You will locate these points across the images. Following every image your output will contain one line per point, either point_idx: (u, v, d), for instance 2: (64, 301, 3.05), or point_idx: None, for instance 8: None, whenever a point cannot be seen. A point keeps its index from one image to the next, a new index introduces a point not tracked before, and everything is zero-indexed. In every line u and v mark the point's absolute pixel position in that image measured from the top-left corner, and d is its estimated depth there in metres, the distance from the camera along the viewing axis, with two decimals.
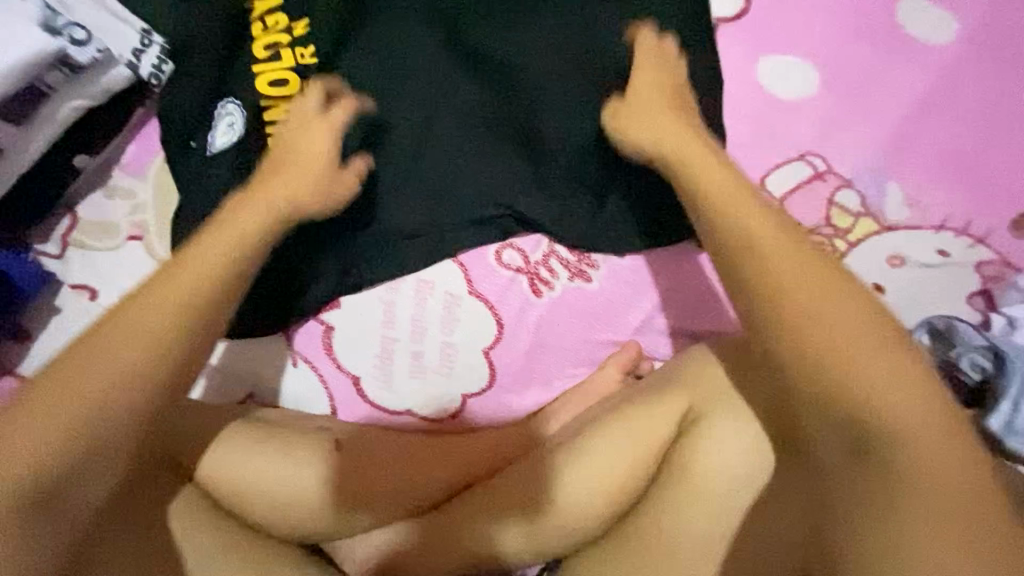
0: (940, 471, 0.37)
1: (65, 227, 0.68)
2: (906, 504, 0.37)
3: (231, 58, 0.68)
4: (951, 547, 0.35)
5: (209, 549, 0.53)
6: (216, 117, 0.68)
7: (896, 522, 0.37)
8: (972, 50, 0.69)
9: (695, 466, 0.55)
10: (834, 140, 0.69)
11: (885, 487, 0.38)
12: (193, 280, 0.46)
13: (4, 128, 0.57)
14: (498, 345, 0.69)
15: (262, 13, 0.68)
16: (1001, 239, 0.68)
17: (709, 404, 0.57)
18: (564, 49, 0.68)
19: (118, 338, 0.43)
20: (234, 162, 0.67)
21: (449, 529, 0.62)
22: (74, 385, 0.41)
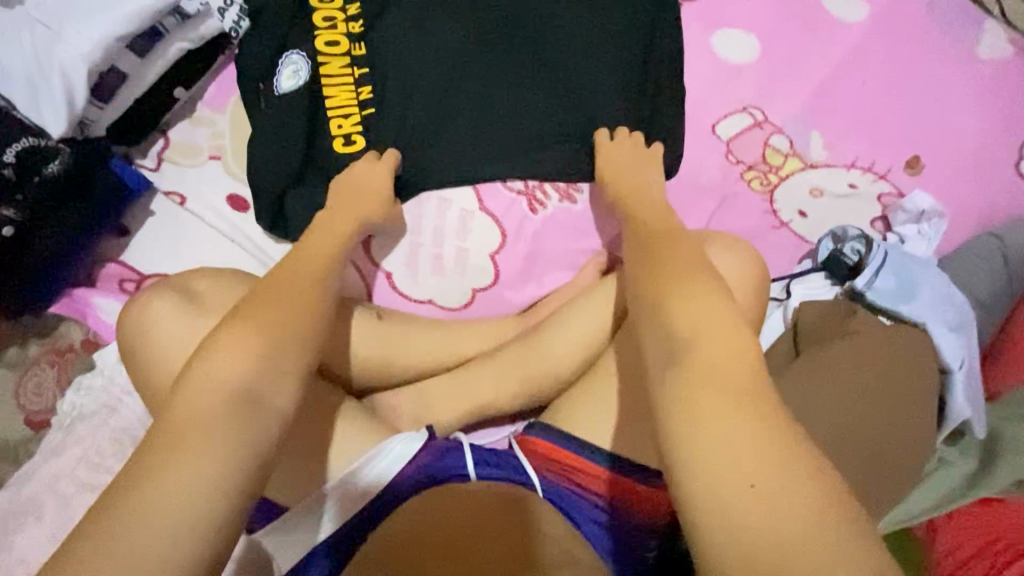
0: (720, 357, 0.45)
1: (160, 147, 0.86)
2: (701, 387, 0.44)
3: (296, 19, 0.86)
4: (737, 412, 0.42)
5: None
6: (282, 65, 0.85)
7: (696, 401, 0.43)
8: (872, 31, 0.89)
9: None
10: (768, 96, 0.88)
11: (689, 380, 0.45)
12: (302, 262, 0.65)
13: (131, 58, 0.74)
14: (502, 251, 0.87)
15: None
16: (899, 176, 0.86)
17: None
18: (559, 21, 0.88)
19: (259, 288, 0.59)
20: (297, 99, 0.84)
21: (460, 385, 0.81)
22: (257, 323, 0.54)
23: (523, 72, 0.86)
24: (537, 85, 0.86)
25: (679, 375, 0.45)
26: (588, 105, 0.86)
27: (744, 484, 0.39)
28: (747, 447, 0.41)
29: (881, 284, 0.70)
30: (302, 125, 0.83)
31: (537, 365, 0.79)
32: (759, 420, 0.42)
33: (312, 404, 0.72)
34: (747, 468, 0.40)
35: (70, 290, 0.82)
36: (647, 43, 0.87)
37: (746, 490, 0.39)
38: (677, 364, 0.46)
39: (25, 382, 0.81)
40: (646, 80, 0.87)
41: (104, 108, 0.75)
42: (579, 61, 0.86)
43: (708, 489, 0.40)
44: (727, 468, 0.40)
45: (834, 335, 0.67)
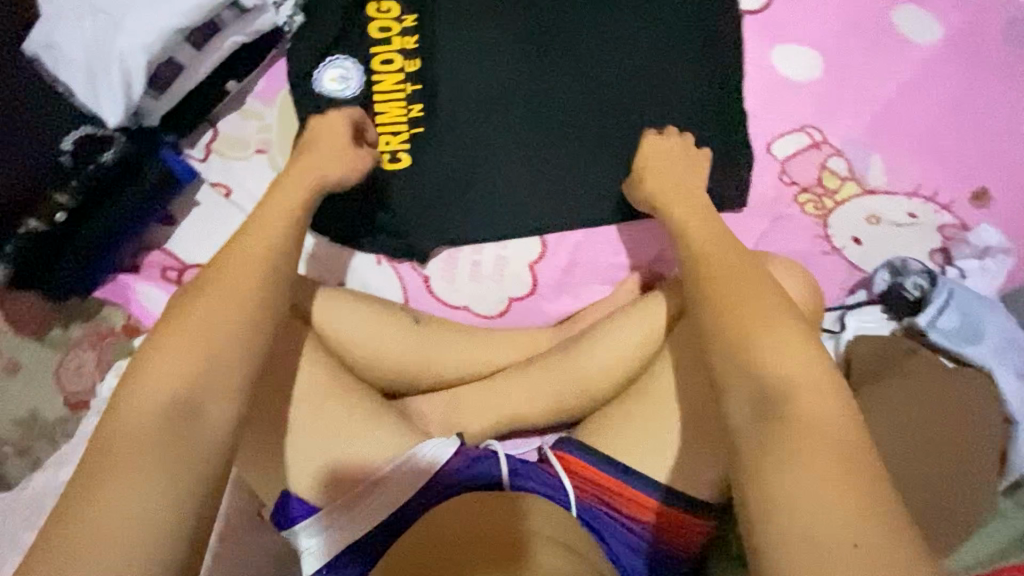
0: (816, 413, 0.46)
1: (208, 138, 0.86)
2: (796, 443, 0.45)
3: (349, 25, 0.86)
4: (833, 473, 0.43)
5: (324, 379, 0.73)
6: (332, 69, 0.85)
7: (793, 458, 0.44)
8: (945, 53, 0.85)
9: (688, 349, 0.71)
10: (828, 116, 0.85)
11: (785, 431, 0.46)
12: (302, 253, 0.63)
13: (187, 49, 0.74)
14: (541, 261, 0.86)
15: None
16: (963, 207, 0.82)
17: None
18: (611, 34, 0.87)
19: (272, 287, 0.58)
20: (345, 108, 0.85)
21: (494, 393, 0.80)
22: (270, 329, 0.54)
23: (575, 89, 0.86)
24: (589, 102, 0.86)
25: (766, 438, 0.46)
26: (639, 124, 0.85)
27: (848, 541, 0.40)
28: (839, 501, 0.41)
29: (944, 323, 0.66)
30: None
31: (574, 379, 0.77)
32: (858, 483, 0.42)
33: (346, 404, 0.72)
34: (850, 527, 0.40)
35: (115, 275, 0.84)
36: (701, 59, 0.85)
37: (850, 547, 0.40)
38: (769, 417, 0.47)
39: (66, 363, 0.83)
40: (700, 97, 0.85)
41: (159, 99, 0.75)
42: (631, 78, 0.86)
43: (810, 543, 0.41)
44: (823, 524, 0.41)
45: (890, 374, 0.65)
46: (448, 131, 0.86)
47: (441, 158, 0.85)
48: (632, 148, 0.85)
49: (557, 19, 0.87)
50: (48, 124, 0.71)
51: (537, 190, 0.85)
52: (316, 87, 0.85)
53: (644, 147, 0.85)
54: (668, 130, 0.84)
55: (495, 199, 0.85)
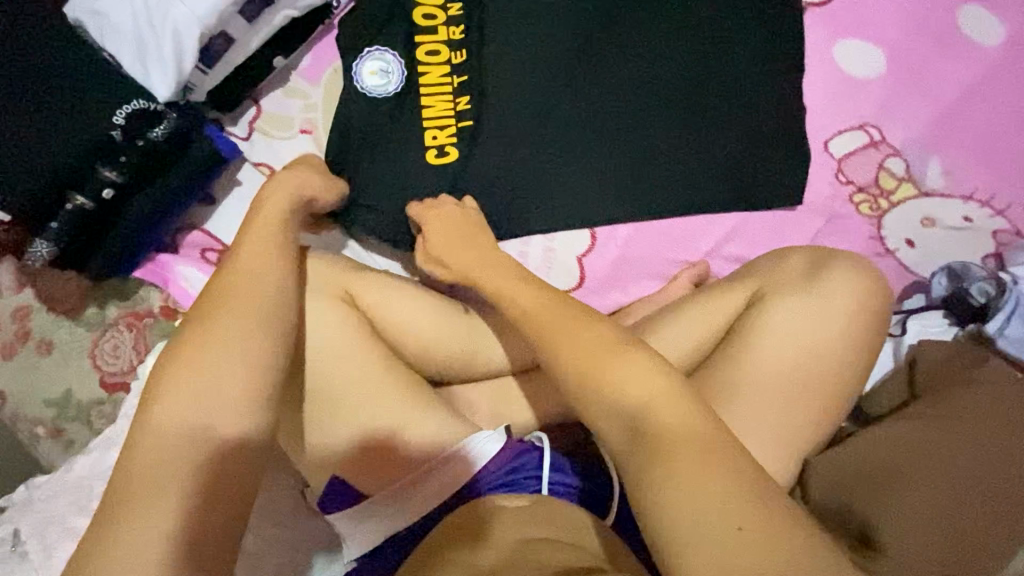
0: (677, 426, 0.47)
1: (252, 115, 0.83)
2: (666, 458, 0.45)
3: (393, 11, 0.84)
4: (706, 470, 0.44)
5: (374, 368, 0.72)
6: (370, 60, 0.83)
7: (663, 472, 0.45)
8: (1012, 53, 0.83)
9: None
10: (889, 115, 0.83)
11: (654, 455, 0.46)
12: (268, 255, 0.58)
13: (240, 22, 0.71)
14: (591, 253, 0.85)
15: None
16: (1017, 213, 0.82)
17: (773, 291, 0.68)
18: (673, 21, 0.84)
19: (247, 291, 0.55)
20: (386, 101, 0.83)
21: (539, 386, 0.79)
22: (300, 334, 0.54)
23: (633, 77, 0.84)
24: (647, 91, 0.83)
25: (644, 465, 0.46)
26: (697, 115, 0.83)
27: (732, 528, 0.42)
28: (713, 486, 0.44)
29: (1012, 331, 0.69)
30: (401, 125, 0.82)
31: None
32: (732, 476, 0.44)
33: (393, 396, 0.71)
34: (730, 514, 0.42)
35: (153, 255, 0.81)
36: (764, 49, 0.83)
37: (734, 533, 0.42)
38: (642, 448, 0.47)
39: (101, 343, 0.81)
40: (760, 90, 0.83)
41: (208, 74, 0.72)
42: (691, 67, 0.83)
43: (704, 541, 0.42)
44: (708, 516, 0.42)
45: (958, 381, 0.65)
46: (500, 115, 0.83)
47: (493, 144, 0.83)
48: (690, 139, 0.83)
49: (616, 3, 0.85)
50: (96, 96, 0.67)
51: (591, 180, 0.83)
52: (358, 79, 0.82)
53: (701, 139, 0.83)
54: (725, 123, 0.83)
55: (548, 188, 0.83)
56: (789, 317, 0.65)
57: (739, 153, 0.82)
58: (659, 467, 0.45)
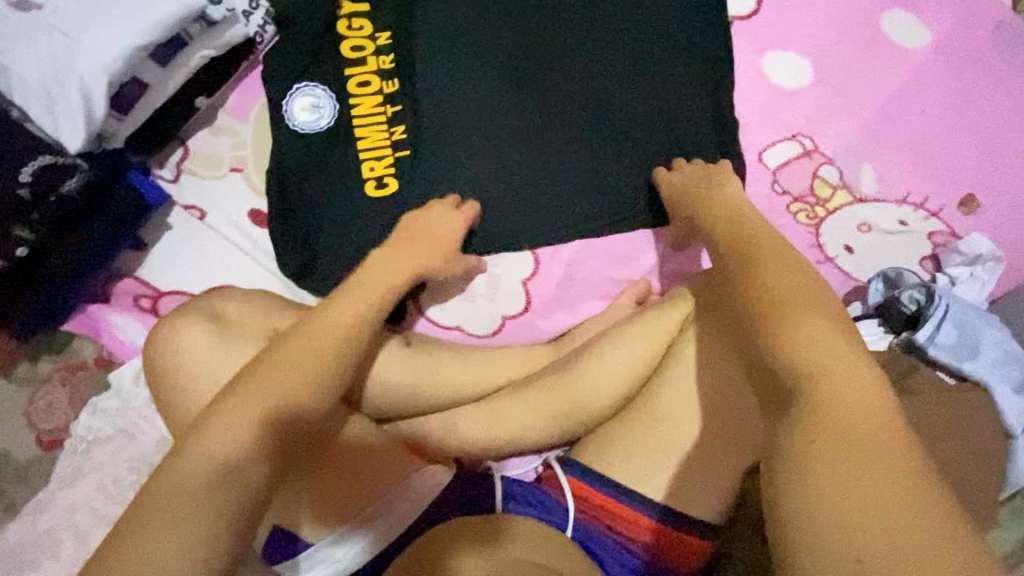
0: (854, 411, 0.41)
1: (179, 156, 0.81)
2: (815, 442, 0.40)
3: (320, 43, 0.82)
4: (851, 470, 0.39)
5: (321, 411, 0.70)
6: (299, 93, 0.82)
7: (803, 457, 0.40)
8: (936, 53, 0.84)
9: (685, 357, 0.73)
10: (820, 124, 0.84)
11: (808, 432, 0.41)
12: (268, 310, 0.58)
13: (152, 67, 0.69)
14: (535, 277, 0.84)
15: (350, 15, 0.83)
16: (952, 214, 0.83)
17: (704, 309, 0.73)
18: (598, 36, 0.84)
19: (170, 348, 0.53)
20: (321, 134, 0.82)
21: (489, 416, 0.77)
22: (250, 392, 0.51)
23: (563, 95, 0.83)
24: (581, 111, 0.83)
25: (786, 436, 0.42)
26: (632, 133, 0.83)
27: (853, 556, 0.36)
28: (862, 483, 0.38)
29: (942, 338, 0.65)
30: (337, 163, 0.81)
31: (570, 400, 0.75)
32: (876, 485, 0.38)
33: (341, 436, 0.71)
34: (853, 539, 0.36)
35: (83, 306, 0.79)
36: (695, 64, 0.83)
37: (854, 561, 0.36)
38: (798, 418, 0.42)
39: (36, 400, 0.78)
40: (692, 104, 0.83)
41: (123, 121, 0.71)
42: (622, 82, 0.83)
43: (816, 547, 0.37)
44: (824, 525, 0.37)
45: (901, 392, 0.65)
46: (431, 141, 0.82)
47: (426, 171, 0.82)
48: (623, 155, 0.83)
49: (548, 25, 0.84)
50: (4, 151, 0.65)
51: (528, 201, 0.82)
52: (291, 121, 0.81)
53: (635, 154, 0.83)
54: (658, 137, 0.83)
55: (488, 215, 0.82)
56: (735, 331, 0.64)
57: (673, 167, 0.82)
58: (801, 447, 0.41)
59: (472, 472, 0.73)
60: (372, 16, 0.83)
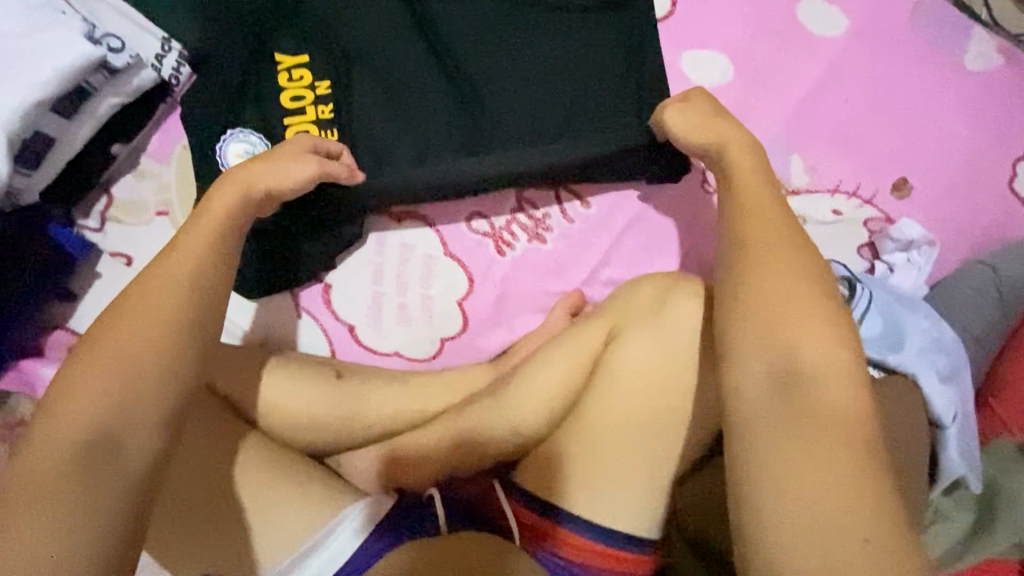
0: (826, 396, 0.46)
1: (103, 205, 0.81)
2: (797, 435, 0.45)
3: (245, 86, 0.80)
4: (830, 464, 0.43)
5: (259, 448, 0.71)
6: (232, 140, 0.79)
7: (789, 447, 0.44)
8: (864, 47, 0.83)
9: (618, 369, 0.71)
10: (746, 119, 0.83)
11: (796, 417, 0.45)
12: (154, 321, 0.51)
13: (56, 119, 0.70)
14: (469, 296, 0.83)
15: (289, 66, 0.81)
16: (885, 199, 0.81)
17: (627, 323, 0.73)
18: (512, 38, 0.82)
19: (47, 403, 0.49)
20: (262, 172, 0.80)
21: (427, 443, 0.76)
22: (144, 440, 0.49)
23: (482, 100, 0.81)
24: (501, 113, 0.81)
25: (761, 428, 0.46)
26: (550, 110, 0.81)
27: (859, 539, 0.41)
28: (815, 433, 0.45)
29: (867, 331, 0.64)
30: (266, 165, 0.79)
31: (505, 419, 0.74)
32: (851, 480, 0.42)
33: (277, 471, 0.70)
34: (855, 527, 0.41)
35: (15, 363, 0.78)
36: (615, 60, 0.81)
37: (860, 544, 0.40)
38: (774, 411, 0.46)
39: None
40: (621, 100, 0.80)
41: (33, 176, 0.71)
42: (542, 81, 0.81)
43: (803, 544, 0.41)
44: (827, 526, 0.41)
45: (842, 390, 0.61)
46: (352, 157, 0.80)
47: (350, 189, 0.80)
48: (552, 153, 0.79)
49: (466, 35, 0.82)
50: None
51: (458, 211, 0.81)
52: (225, 167, 0.78)
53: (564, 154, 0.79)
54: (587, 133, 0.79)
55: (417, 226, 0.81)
56: (640, 341, 0.71)
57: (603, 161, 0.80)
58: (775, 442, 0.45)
59: (414, 496, 0.70)
60: (289, 46, 0.81)
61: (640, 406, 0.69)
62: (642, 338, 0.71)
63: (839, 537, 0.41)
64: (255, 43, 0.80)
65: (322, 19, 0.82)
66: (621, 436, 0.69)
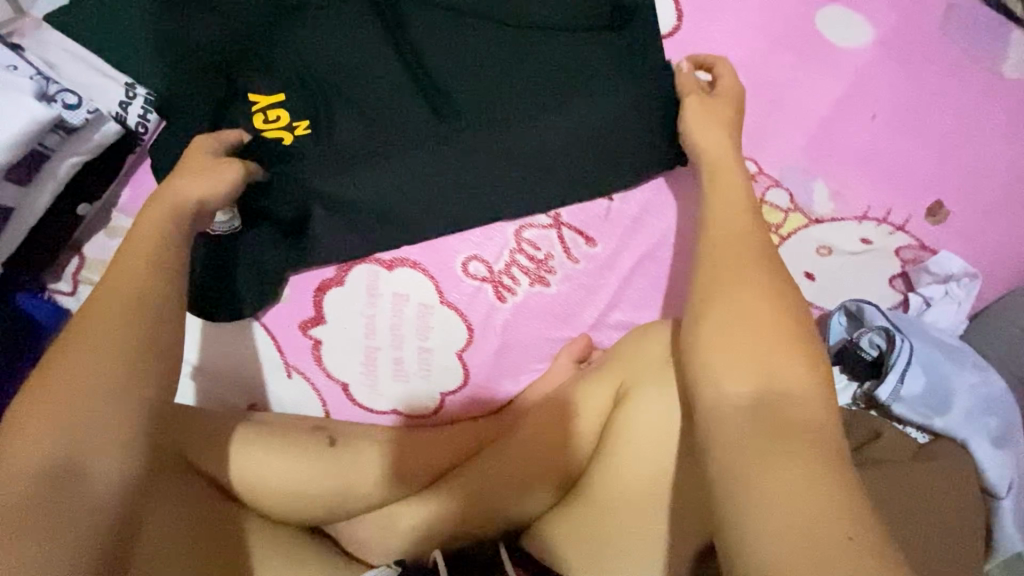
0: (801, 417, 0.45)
1: (74, 267, 0.75)
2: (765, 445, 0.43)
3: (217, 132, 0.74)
4: (804, 470, 0.42)
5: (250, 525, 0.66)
6: None
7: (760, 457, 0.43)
8: (888, 53, 0.76)
9: (634, 428, 0.65)
10: (763, 143, 0.76)
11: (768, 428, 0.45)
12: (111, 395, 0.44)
13: (12, 188, 0.66)
14: (469, 347, 0.78)
15: (263, 108, 0.75)
16: (920, 225, 0.74)
17: (640, 378, 0.67)
18: (489, 46, 0.77)
19: None
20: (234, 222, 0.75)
21: (431, 506, 0.71)
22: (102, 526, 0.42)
23: (460, 109, 0.76)
24: (482, 120, 0.75)
25: (766, 467, 0.42)
26: (536, 118, 0.75)
27: (845, 538, 0.38)
28: (818, 472, 0.41)
29: (908, 390, 0.58)
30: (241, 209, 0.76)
31: (513, 481, 0.70)
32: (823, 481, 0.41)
33: (270, 548, 0.64)
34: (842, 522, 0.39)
35: None
36: (613, 81, 0.76)
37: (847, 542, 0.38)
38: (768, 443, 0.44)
39: None
40: (621, 127, 0.74)
41: None
42: (525, 88, 0.76)
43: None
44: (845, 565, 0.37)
45: (881, 458, 0.55)
46: (325, 176, 0.74)
47: (322, 207, 0.75)
48: (540, 167, 0.75)
49: (454, 66, 0.77)
50: None
51: (441, 227, 0.75)
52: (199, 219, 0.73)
53: (554, 168, 0.75)
54: (580, 142, 0.75)
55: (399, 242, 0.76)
56: (657, 397, 0.65)
57: (594, 174, 0.76)
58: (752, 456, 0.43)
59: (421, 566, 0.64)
60: (263, 85, 0.75)
61: (659, 468, 0.64)
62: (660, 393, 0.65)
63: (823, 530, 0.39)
64: (228, 85, 0.75)
65: (298, 54, 0.77)
66: (639, 500, 0.64)
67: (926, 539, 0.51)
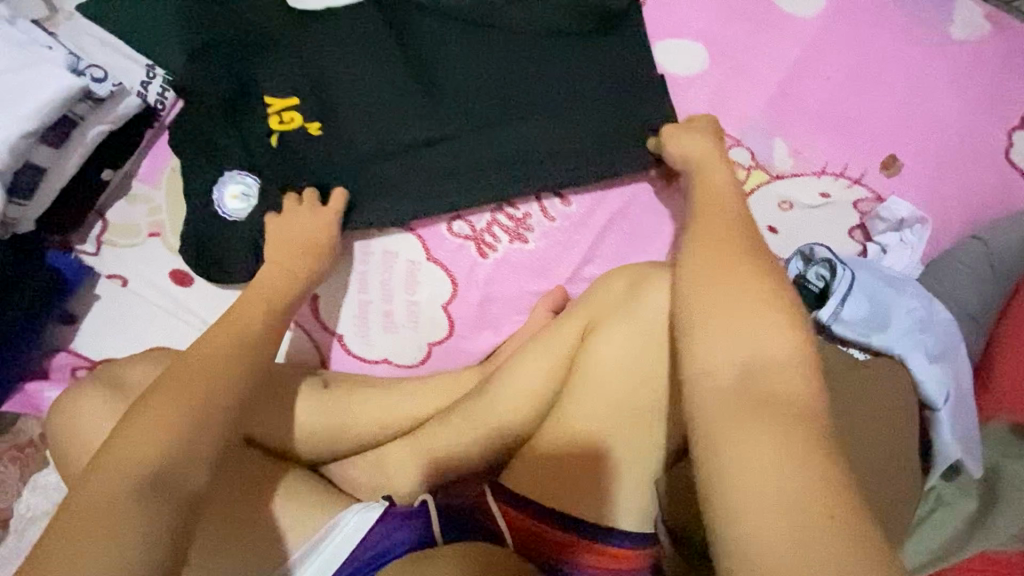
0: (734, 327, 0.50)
1: (98, 229, 0.84)
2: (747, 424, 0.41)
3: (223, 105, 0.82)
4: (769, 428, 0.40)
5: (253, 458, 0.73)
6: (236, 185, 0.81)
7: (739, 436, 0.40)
8: (839, 20, 0.82)
9: (600, 363, 0.70)
10: (723, 104, 0.81)
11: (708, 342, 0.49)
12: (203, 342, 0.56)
13: (45, 150, 0.74)
14: (454, 300, 0.84)
15: (280, 109, 0.82)
16: (875, 178, 0.79)
17: (605, 317, 0.72)
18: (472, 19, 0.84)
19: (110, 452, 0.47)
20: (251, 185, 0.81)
21: (417, 445, 0.76)
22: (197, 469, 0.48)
23: (443, 78, 0.83)
24: (463, 88, 0.83)
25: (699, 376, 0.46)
26: (513, 88, 0.82)
27: (825, 514, 0.36)
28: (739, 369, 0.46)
29: (849, 314, 0.62)
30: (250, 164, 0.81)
31: (490, 420, 0.74)
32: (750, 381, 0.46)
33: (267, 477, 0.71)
34: (820, 496, 0.37)
35: (20, 385, 0.82)
36: (582, 54, 0.83)
37: (829, 522, 0.36)
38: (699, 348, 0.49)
39: None
40: (587, 97, 0.82)
41: (27, 205, 0.76)
42: (502, 58, 0.83)
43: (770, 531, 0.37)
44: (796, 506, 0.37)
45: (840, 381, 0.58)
46: (320, 144, 0.82)
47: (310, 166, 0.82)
48: (514, 128, 0.82)
49: (438, 40, 0.84)
50: None
51: (422, 184, 0.82)
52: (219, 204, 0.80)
53: (528, 131, 0.82)
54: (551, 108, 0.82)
55: (378, 199, 0.81)
56: (621, 332, 0.69)
57: (565, 135, 0.82)
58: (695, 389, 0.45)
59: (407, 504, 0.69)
60: (266, 61, 0.84)
61: (624, 398, 0.68)
62: (622, 329, 0.70)
63: (805, 512, 0.36)
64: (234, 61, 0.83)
65: (298, 32, 0.84)
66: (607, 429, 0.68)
67: (862, 442, 0.55)
